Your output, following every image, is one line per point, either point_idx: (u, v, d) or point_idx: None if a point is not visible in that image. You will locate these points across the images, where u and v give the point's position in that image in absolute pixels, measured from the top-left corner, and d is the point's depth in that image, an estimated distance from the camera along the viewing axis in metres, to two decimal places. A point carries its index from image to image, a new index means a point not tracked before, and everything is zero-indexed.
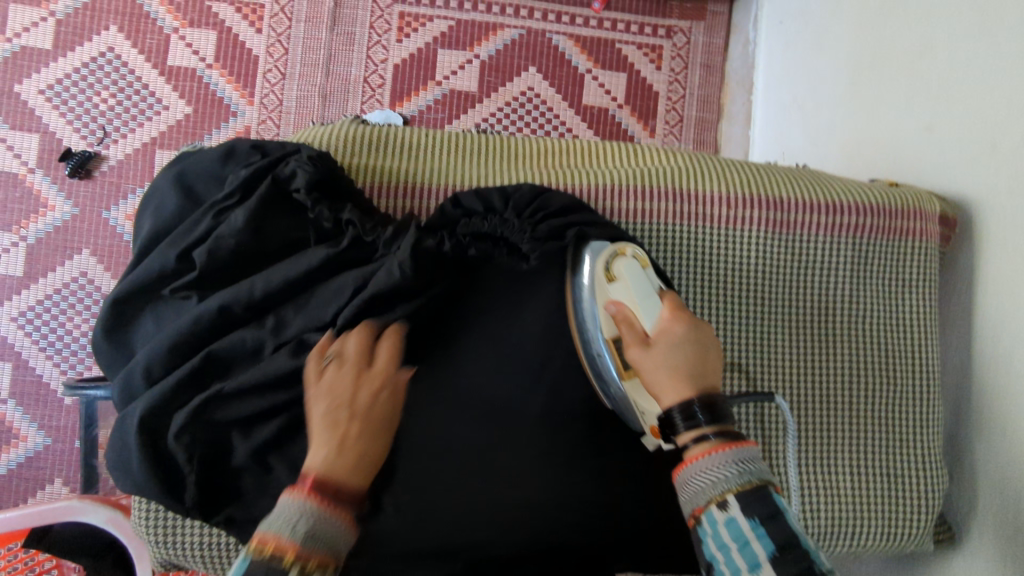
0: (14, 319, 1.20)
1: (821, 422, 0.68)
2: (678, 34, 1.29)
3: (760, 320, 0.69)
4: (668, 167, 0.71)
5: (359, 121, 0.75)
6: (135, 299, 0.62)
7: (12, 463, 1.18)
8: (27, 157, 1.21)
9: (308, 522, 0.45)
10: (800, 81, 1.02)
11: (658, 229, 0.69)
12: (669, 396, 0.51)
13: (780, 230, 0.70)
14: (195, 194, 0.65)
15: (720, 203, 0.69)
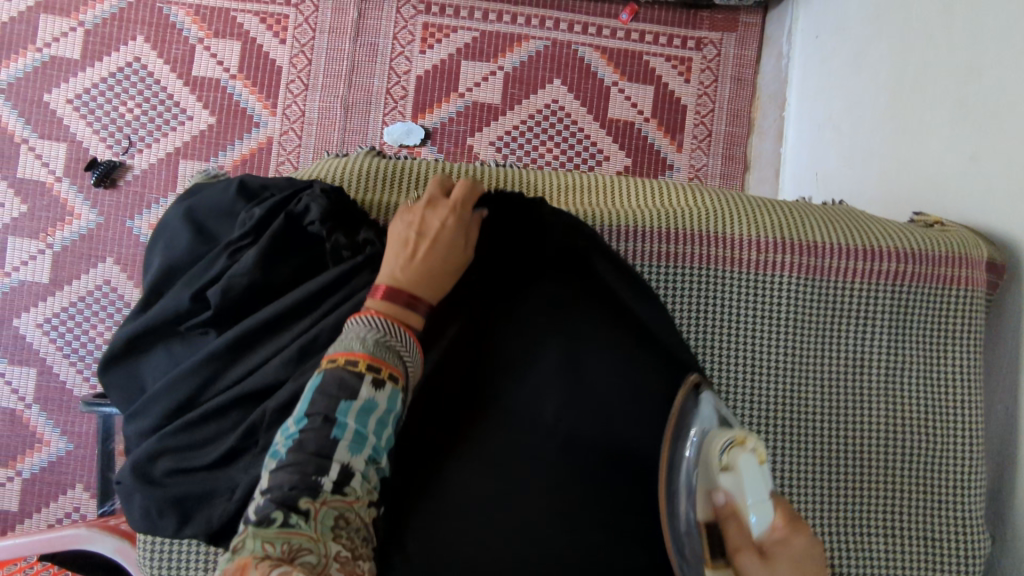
0: (40, 325, 1.21)
1: (851, 478, 0.66)
2: (709, 46, 1.25)
3: (787, 368, 0.67)
4: (696, 207, 0.70)
5: (376, 154, 0.74)
6: (149, 334, 0.62)
7: (35, 468, 1.20)
8: (55, 165, 1.23)
9: (379, 335, 0.53)
10: (835, 101, 0.98)
11: (681, 272, 0.68)
12: None
13: (812, 275, 0.67)
14: (205, 231, 0.64)
15: (749, 247, 0.68)
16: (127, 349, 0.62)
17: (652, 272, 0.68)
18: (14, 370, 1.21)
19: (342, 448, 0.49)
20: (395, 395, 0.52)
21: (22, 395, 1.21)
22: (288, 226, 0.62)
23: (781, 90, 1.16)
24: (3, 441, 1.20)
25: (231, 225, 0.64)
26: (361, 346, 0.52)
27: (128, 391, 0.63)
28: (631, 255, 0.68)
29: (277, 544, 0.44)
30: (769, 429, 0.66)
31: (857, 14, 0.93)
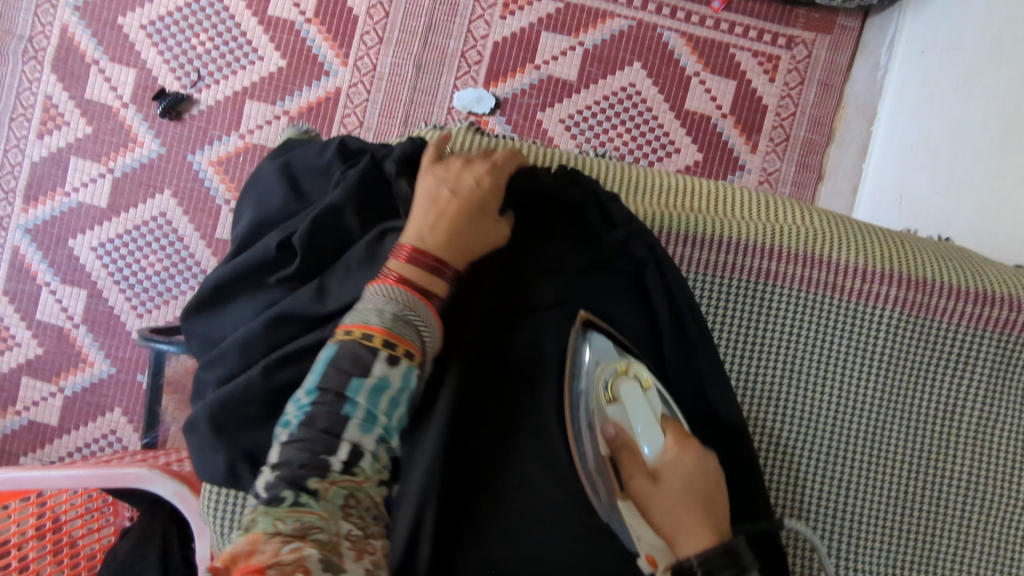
0: (94, 249, 1.23)
1: (926, 521, 0.66)
2: (800, 46, 1.20)
3: (875, 400, 0.67)
4: (804, 228, 0.70)
5: (474, 129, 0.75)
6: (236, 283, 0.61)
7: (77, 386, 1.23)
8: (122, 90, 1.22)
9: (395, 309, 0.51)
10: (935, 122, 0.93)
11: (784, 292, 0.68)
12: (687, 541, 0.50)
13: (921, 313, 0.67)
14: (300, 184, 0.64)
15: (858, 276, 0.67)
16: (213, 298, 0.62)
17: (751, 287, 0.68)
18: (66, 290, 1.23)
19: (352, 426, 0.48)
20: (410, 373, 0.51)
21: (71, 315, 1.23)
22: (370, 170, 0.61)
23: (872, 103, 1.11)
24: (48, 357, 1.23)
25: (323, 182, 0.63)
26: (379, 320, 0.50)
27: (212, 339, 0.63)
28: (728, 266, 0.69)
29: (287, 522, 0.43)
30: (849, 456, 0.67)
31: (973, 33, 0.88)
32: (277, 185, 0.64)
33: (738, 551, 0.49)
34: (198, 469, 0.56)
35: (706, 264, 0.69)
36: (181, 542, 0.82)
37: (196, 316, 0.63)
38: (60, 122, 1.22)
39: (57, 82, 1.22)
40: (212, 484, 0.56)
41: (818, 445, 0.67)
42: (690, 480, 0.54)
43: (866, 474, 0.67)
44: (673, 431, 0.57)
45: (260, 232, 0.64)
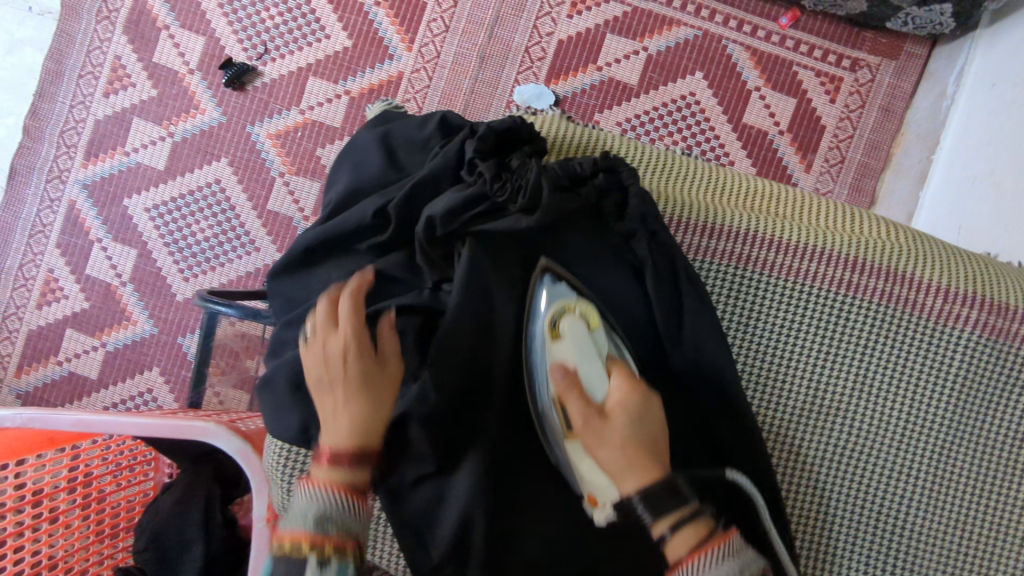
0: (148, 210, 1.25)
1: (984, 547, 0.66)
2: (864, 69, 1.19)
3: (945, 422, 0.67)
4: (887, 243, 0.70)
5: (568, 117, 0.78)
6: (318, 245, 0.65)
7: (119, 343, 1.25)
8: (190, 57, 1.24)
9: (315, 508, 0.49)
10: (1002, 153, 0.93)
11: (862, 304, 0.68)
12: (631, 480, 0.53)
13: (1000, 339, 0.66)
14: (396, 156, 0.67)
15: (937, 296, 0.67)
16: (299, 261, 0.66)
17: (830, 297, 0.68)
18: (116, 248, 1.25)
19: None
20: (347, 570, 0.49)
21: (119, 273, 1.25)
22: (458, 159, 0.63)
23: (934, 132, 1.11)
24: (94, 312, 1.25)
25: (420, 158, 0.66)
26: (301, 526, 0.49)
27: (291, 302, 0.66)
28: (808, 274, 0.69)
29: None
30: (914, 473, 0.67)
31: None
32: (373, 155, 0.67)
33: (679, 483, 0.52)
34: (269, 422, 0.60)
35: (789, 270, 0.69)
36: (223, 500, 0.84)
37: (280, 279, 0.67)
38: (126, 83, 1.25)
39: (128, 43, 1.25)
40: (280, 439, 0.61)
41: (881, 460, 0.67)
42: (639, 421, 0.56)
43: (928, 495, 0.67)
44: (617, 372, 0.60)
45: (353, 198, 0.66)
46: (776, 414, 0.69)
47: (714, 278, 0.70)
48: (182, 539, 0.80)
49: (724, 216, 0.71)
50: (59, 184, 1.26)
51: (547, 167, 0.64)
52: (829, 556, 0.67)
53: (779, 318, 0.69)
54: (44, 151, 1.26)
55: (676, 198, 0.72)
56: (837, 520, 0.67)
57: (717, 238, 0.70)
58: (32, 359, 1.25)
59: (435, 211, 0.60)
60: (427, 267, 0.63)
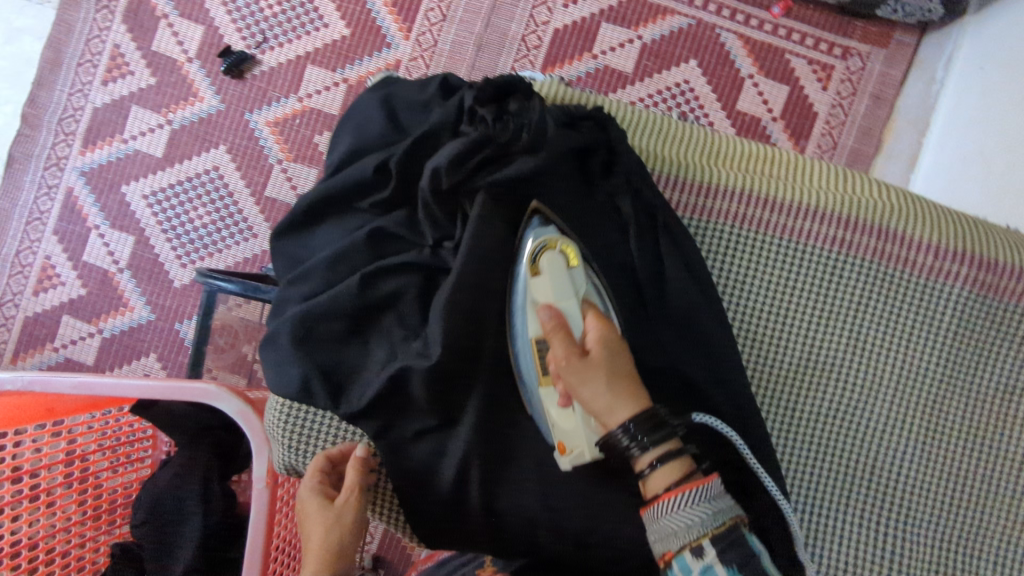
0: (146, 197, 1.25)
1: (971, 496, 0.68)
2: (855, 57, 1.21)
3: (933, 374, 0.69)
4: (880, 201, 0.70)
5: (562, 81, 0.77)
6: (322, 204, 0.67)
7: (116, 329, 1.25)
8: (188, 45, 1.25)
9: None
10: (992, 133, 0.94)
11: (854, 261, 0.69)
12: (615, 417, 0.55)
13: (986, 293, 0.68)
14: (396, 114, 0.67)
15: (927, 253, 0.68)
16: (303, 221, 0.68)
17: (823, 254, 0.69)
18: (114, 234, 1.25)
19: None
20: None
21: (117, 259, 1.25)
22: (458, 113, 0.64)
23: None
24: (91, 298, 1.25)
25: (421, 118, 0.67)
26: None
27: (296, 259, 0.69)
28: (802, 232, 0.69)
29: None
30: (903, 425, 0.68)
31: None
32: (375, 114, 0.67)
33: (661, 419, 0.55)
34: (274, 375, 0.63)
35: (785, 229, 0.70)
36: (221, 475, 0.85)
37: (285, 239, 0.69)
38: (125, 71, 1.25)
39: (127, 32, 1.26)
40: (285, 394, 0.63)
41: (872, 413, 0.69)
42: (617, 357, 0.57)
43: (916, 445, 0.68)
44: (592, 313, 0.59)
45: (355, 158, 0.67)
46: (771, 371, 0.69)
47: (708, 236, 0.71)
48: (181, 512, 0.81)
49: (719, 178, 0.70)
50: (57, 172, 1.26)
51: (547, 107, 0.65)
52: (828, 511, 0.67)
53: (773, 276, 0.70)
54: (41, 139, 1.26)
55: (672, 159, 0.72)
56: (832, 475, 0.68)
57: (710, 198, 0.70)
58: (28, 346, 1.25)
59: (439, 162, 0.61)
60: (430, 226, 0.64)
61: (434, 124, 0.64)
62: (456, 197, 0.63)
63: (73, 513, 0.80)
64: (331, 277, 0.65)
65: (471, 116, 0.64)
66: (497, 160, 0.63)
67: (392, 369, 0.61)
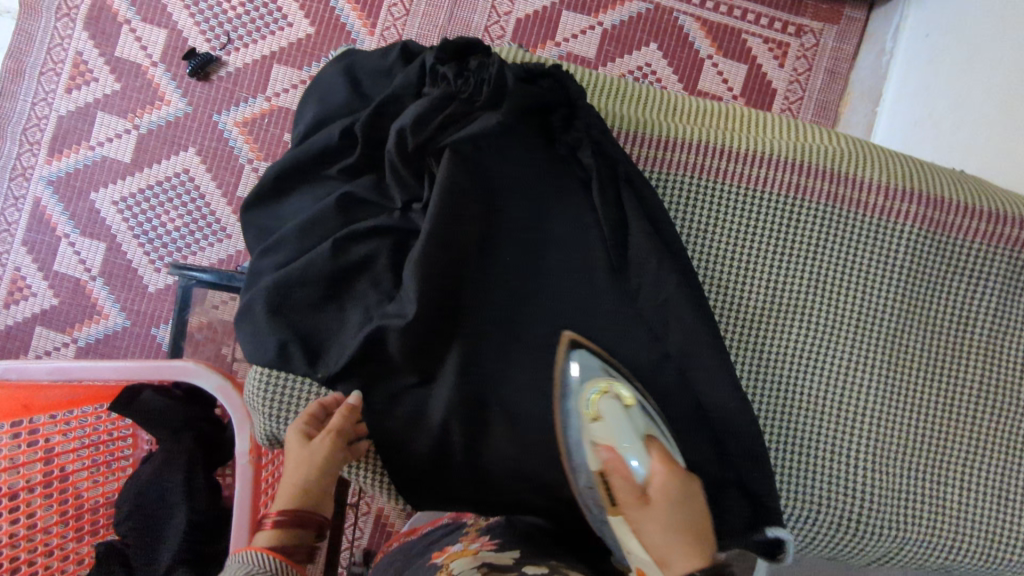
0: (115, 203, 1.24)
1: (936, 433, 0.67)
2: (808, 34, 1.25)
3: (892, 315, 0.68)
4: (830, 146, 0.71)
5: (518, 52, 0.77)
6: (291, 174, 0.69)
7: (91, 338, 1.23)
8: (152, 50, 1.25)
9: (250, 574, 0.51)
10: (939, 96, 0.98)
11: (807, 204, 0.69)
12: (677, 562, 0.57)
13: (938, 229, 0.68)
14: (360, 83, 0.69)
15: (880, 193, 0.68)
16: (271, 192, 0.70)
17: (778, 200, 0.69)
18: (84, 242, 1.24)
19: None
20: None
21: (88, 267, 1.24)
22: (420, 73, 0.65)
23: (877, 87, 1.17)
24: (63, 308, 1.24)
25: (384, 85, 0.68)
26: None
27: (267, 230, 0.70)
28: (757, 179, 0.69)
29: None
30: (866, 367, 0.68)
31: (976, 17, 0.92)
32: (338, 84, 0.69)
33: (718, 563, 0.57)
34: (250, 340, 0.64)
35: (740, 177, 0.69)
36: (204, 467, 0.84)
37: (255, 211, 0.70)
38: (89, 78, 1.25)
39: (89, 39, 1.25)
40: (260, 359, 0.64)
41: (835, 357, 0.68)
42: (684, 511, 0.59)
43: (879, 386, 0.68)
44: (656, 452, 0.62)
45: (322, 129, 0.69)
46: (732, 320, 0.69)
47: (669, 190, 0.70)
48: (164, 505, 0.80)
49: (677, 129, 0.70)
50: (23, 182, 1.25)
51: (507, 64, 0.66)
52: (795, 455, 0.67)
53: (731, 226, 0.69)
54: (7, 150, 1.25)
55: (631, 116, 0.72)
56: (802, 422, 0.67)
57: (670, 150, 0.70)
58: None
59: (403, 122, 0.62)
60: (398, 187, 0.65)
61: (396, 87, 0.65)
62: (422, 157, 0.64)
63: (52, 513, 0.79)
64: (303, 244, 0.66)
65: (432, 75, 0.65)
66: (461, 117, 0.64)
67: (368, 328, 0.62)
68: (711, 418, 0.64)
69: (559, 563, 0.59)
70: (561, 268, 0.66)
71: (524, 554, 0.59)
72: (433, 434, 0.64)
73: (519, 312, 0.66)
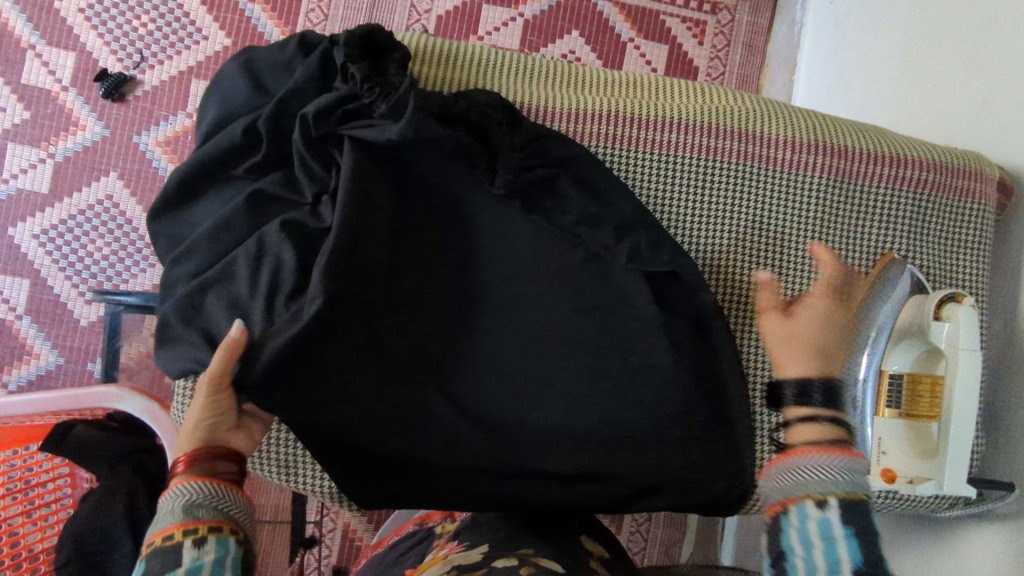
0: (36, 237, 1.19)
1: None
2: (723, 11, 1.27)
3: (813, 266, 0.70)
4: (736, 107, 0.71)
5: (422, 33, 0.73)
6: (200, 179, 0.68)
7: (23, 380, 1.18)
8: (61, 74, 1.20)
9: (181, 498, 0.52)
10: (849, 59, 1.02)
11: (720, 166, 0.69)
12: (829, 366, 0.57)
13: (845, 178, 0.70)
14: (260, 79, 0.67)
15: (787, 148, 0.70)
16: (179, 198, 0.69)
17: (692, 163, 0.69)
18: (7, 280, 1.18)
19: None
20: (224, 541, 0.51)
21: (13, 306, 1.18)
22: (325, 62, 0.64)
23: (792, 57, 1.21)
24: None
25: (285, 78, 0.67)
26: (171, 518, 0.51)
27: (181, 237, 0.70)
28: (670, 144, 0.69)
29: None
30: None
31: None
32: (239, 82, 0.68)
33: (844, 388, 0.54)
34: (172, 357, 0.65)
35: (655, 144, 0.69)
36: (149, 497, 0.81)
37: (164, 219, 0.70)
38: None
39: None
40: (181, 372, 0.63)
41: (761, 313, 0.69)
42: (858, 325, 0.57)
43: None
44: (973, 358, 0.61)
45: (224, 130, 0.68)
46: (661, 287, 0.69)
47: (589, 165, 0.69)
48: (107, 542, 0.77)
49: (591, 103, 0.69)
50: None
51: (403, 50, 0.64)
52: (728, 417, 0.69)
53: (649, 194, 0.69)
54: None
55: (539, 92, 0.70)
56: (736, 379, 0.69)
57: (580, 122, 0.69)
58: None
59: (307, 111, 0.61)
60: (309, 181, 0.64)
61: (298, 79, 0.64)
62: (326, 146, 0.64)
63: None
64: (216, 250, 0.67)
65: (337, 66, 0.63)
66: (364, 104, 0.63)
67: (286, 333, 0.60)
68: (651, 387, 0.65)
69: (528, 550, 0.58)
70: (492, 255, 0.67)
71: (492, 546, 0.60)
72: (378, 434, 0.63)
73: (455, 304, 0.66)
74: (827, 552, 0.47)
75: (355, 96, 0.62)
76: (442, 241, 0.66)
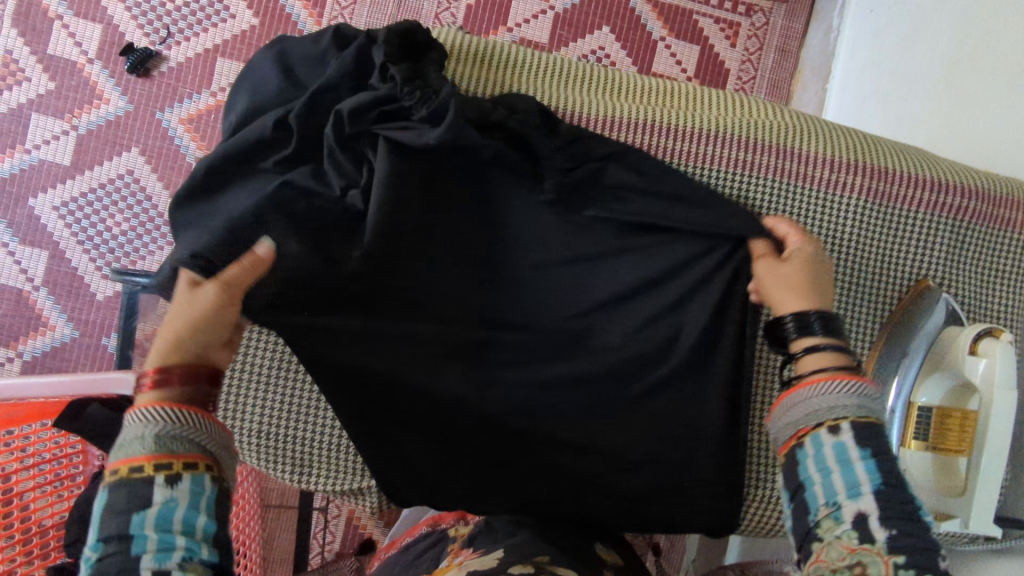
0: (56, 209, 1.19)
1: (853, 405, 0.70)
2: (758, 13, 1.25)
3: (844, 289, 0.69)
4: (774, 122, 0.70)
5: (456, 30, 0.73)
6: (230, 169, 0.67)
7: (38, 351, 1.19)
8: (88, 46, 1.19)
9: (153, 427, 0.50)
10: (886, 71, 1.00)
11: (755, 182, 0.68)
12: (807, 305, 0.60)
13: (883, 201, 0.68)
14: (294, 70, 0.67)
15: (825, 167, 0.68)
16: (204, 188, 0.68)
17: (726, 179, 0.68)
18: (25, 251, 1.19)
19: (144, 561, 0.46)
20: (200, 478, 0.50)
21: (31, 277, 1.19)
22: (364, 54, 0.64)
23: (826, 64, 1.18)
24: (6, 321, 1.18)
25: (318, 71, 0.66)
26: (141, 447, 0.49)
27: (201, 223, 0.66)
28: (705, 158, 0.68)
29: None
30: None
31: None
32: (272, 73, 0.67)
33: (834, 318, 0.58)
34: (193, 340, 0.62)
35: (691, 156, 0.68)
36: None
37: (186, 207, 0.68)
38: (20, 78, 1.19)
39: (18, 36, 1.19)
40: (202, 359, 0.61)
41: None
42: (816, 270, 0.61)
43: None
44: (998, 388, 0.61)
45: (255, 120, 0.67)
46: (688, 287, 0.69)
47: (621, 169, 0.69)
48: None
49: (629, 110, 0.68)
50: None
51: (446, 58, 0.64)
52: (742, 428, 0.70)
53: None
54: None
55: (574, 96, 0.70)
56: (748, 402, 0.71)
57: (616, 130, 0.68)
58: None
59: (341, 107, 0.61)
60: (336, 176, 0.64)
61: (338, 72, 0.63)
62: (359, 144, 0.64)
63: (14, 540, 0.77)
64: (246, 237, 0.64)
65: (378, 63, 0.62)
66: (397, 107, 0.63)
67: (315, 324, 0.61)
68: None
69: (544, 558, 0.58)
70: None
71: (507, 552, 0.60)
72: None
73: None
74: (842, 475, 0.50)
75: (393, 98, 0.62)
76: (473, 249, 0.68)
